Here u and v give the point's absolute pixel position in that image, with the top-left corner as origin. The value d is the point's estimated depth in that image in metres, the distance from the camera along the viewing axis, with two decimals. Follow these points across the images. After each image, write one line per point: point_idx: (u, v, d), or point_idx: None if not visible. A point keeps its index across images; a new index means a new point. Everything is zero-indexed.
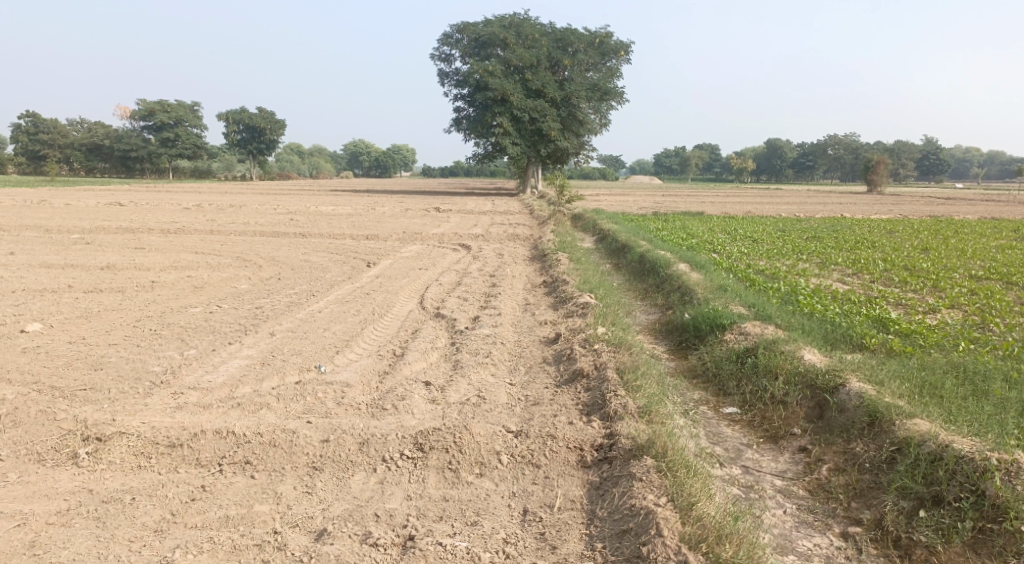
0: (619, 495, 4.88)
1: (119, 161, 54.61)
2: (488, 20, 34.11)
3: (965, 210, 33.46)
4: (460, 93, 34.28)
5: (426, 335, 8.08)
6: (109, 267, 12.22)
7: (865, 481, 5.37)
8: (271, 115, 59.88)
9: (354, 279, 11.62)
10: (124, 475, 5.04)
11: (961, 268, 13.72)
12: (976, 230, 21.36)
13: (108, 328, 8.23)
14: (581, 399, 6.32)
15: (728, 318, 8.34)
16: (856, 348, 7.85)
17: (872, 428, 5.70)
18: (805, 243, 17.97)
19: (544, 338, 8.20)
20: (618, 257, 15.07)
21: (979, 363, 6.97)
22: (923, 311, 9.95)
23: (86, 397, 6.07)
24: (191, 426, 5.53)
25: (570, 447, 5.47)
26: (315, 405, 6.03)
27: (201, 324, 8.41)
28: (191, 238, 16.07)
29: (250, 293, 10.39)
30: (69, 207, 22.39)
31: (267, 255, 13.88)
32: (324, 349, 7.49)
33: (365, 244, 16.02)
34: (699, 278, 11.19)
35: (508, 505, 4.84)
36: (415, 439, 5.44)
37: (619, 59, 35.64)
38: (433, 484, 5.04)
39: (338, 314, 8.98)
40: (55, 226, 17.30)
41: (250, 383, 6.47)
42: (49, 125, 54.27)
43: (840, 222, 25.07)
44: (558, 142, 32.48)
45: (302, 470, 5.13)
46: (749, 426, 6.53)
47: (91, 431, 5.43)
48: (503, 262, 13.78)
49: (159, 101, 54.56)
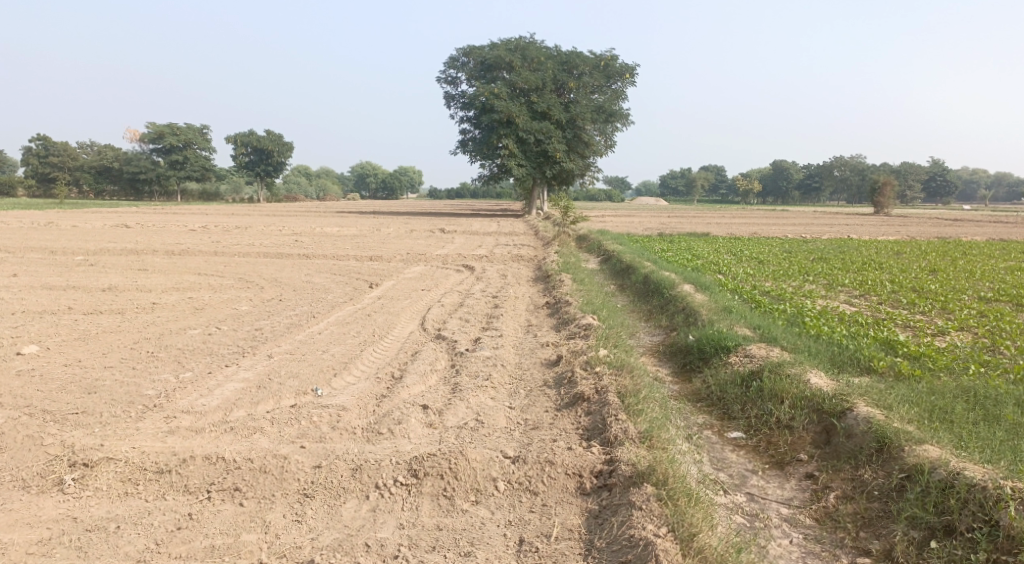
0: (619, 525, 4.72)
1: (128, 184, 54.99)
2: (494, 43, 34.34)
3: (974, 232, 33.27)
4: (466, 115, 34.40)
5: (426, 358, 7.96)
6: (111, 289, 12.17)
7: (874, 510, 5.20)
8: (279, 138, 60.26)
9: (356, 300, 11.53)
10: (110, 502, 4.92)
11: (969, 290, 13.55)
12: (984, 252, 21.20)
13: (105, 350, 8.14)
14: (581, 424, 6.17)
15: (733, 340, 8.20)
16: (864, 371, 7.70)
17: (880, 454, 5.53)
18: (812, 264, 17.82)
19: (545, 360, 8.07)
20: (623, 278, 14.96)
21: (990, 387, 6.80)
22: (931, 333, 9.78)
23: (77, 421, 5.96)
24: (181, 451, 5.41)
25: (569, 473, 5.32)
26: (309, 430, 5.91)
27: (199, 346, 8.32)
28: (195, 259, 16.03)
29: (250, 314, 10.30)
30: (75, 228, 22.44)
31: (269, 276, 13.82)
32: (321, 371, 7.37)
33: (369, 265, 15.95)
34: (704, 299, 11.06)
35: (503, 534, 4.69)
36: (409, 464, 5.30)
37: (624, 82, 35.85)
38: (427, 512, 4.90)
39: (338, 336, 8.88)
40: (60, 248, 17.30)
41: (245, 406, 6.35)
42: (60, 148, 54.73)
43: (847, 243, 24.97)
44: (564, 164, 32.50)
45: (293, 498, 5.00)
46: (754, 451, 6.37)
47: (78, 456, 5.32)
48: (506, 284, 13.67)
49: (168, 124, 55.00)
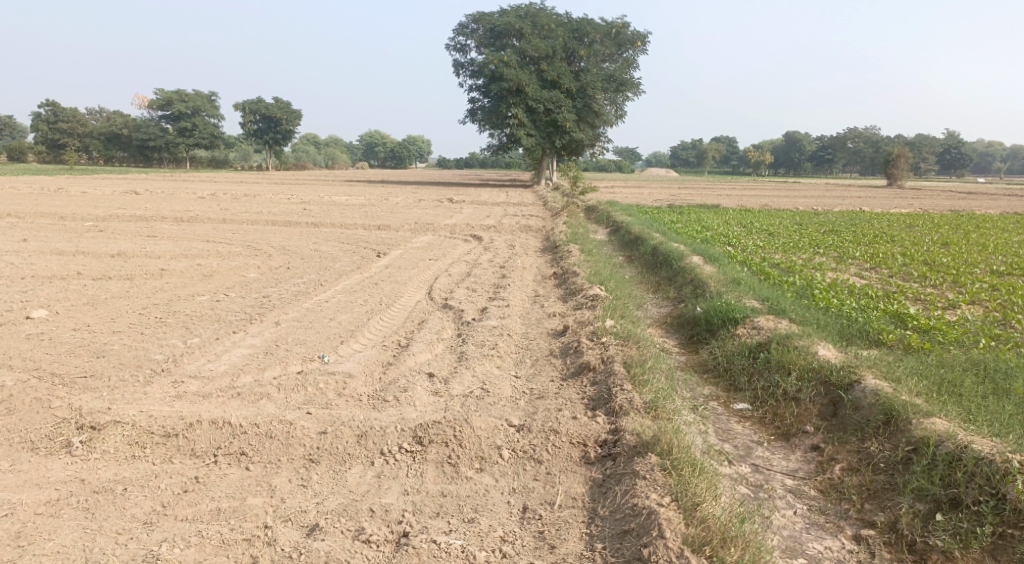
0: (623, 494, 4.72)
1: (138, 150, 54.90)
2: (504, 10, 33.82)
3: (987, 205, 32.95)
4: (475, 83, 34.06)
5: (432, 326, 7.95)
6: (120, 255, 12.19)
7: (879, 482, 5.18)
8: (288, 106, 59.89)
9: (363, 269, 11.51)
10: (118, 465, 4.96)
11: (982, 264, 13.40)
12: (998, 225, 20.97)
13: (113, 315, 8.17)
14: (587, 394, 6.16)
15: (740, 312, 8.15)
16: (872, 344, 7.66)
17: (887, 427, 5.51)
18: (823, 237, 17.65)
19: (552, 330, 8.05)
20: (631, 249, 14.89)
21: (1001, 361, 6.75)
22: (942, 307, 9.71)
23: (86, 385, 5.99)
24: (189, 415, 5.44)
25: (573, 442, 5.32)
26: (316, 396, 5.93)
27: (207, 312, 8.34)
28: (204, 227, 16.03)
29: (258, 282, 10.30)
30: (84, 195, 22.44)
31: (277, 244, 13.81)
32: (328, 339, 7.38)
33: (377, 234, 15.90)
34: (713, 271, 10.98)
35: (507, 502, 4.70)
36: (415, 432, 5.31)
37: (635, 50, 35.37)
38: (431, 478, 4.91)
39: (345, 304, 8.88)
40: (70, 214, 17.30)
41: (252, 372, 6.37)
42: (70, 114, 54.56)
43: (859, 216, 24.71)
44: (573, 133, 32.20)
45: (298, 463, 5.03)
46: (760, 423, 6.36)
47: (86, 419, 5.35)
48: (514, 254, 13.60)
49: (177, 91, 54.78)
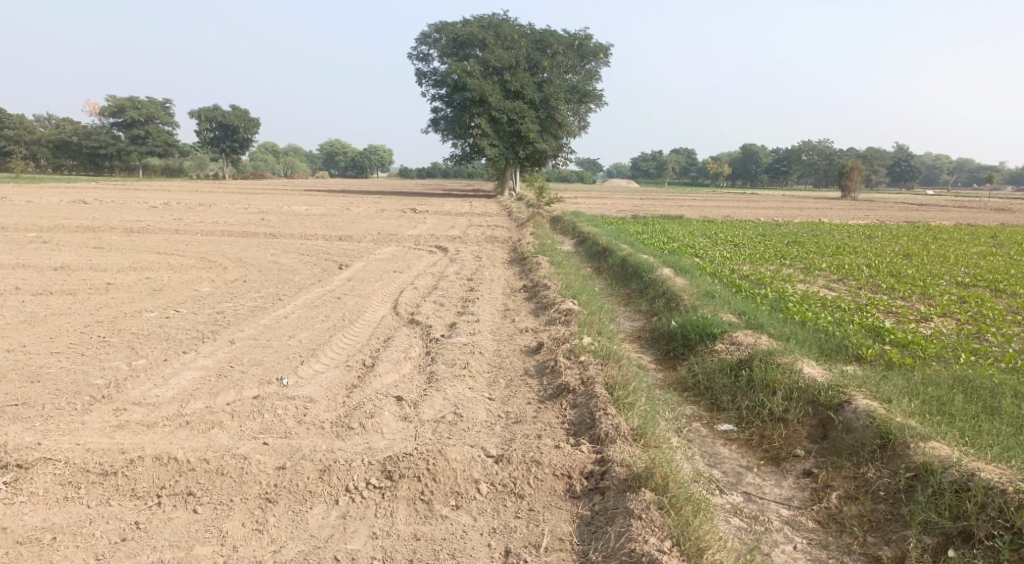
0: (616, 536, 4.33)
1: (88, 158, 53.15)
2: (466, 20, 33.50)
3: (939, 216, 33.64)
4: (438, 93, 33.57)
5: (399, 344, 7.47)
6: (63, 268, 11.44)
7: (880, 512, 4.90)
8: (246, 113, 58.76)
9: (325, 282, 10.98)
10: (46, 509, 4.42)
11: (946, 275, 13.42)
12: (955, 236, 21.27)
13: (53, 334, 7.53)
14: (567, 418, 5.77)
15: (718, 327, 7.85)
16: (853, 360, 7.43)
17: (884, 452, 5.23)
18: (788, 248, 17.58)
19: (525, 347, 7.64)
20: (600, 261, 14.60)
21: (985, 377, 6.56)
22: (915, 319, 9.58)
23: (16, 414, 5.40)
24: (130, 450, 4.90)
25: (557, 474, 4.92)
26: (273, 424, 5.42)
27: (155, 330, 7.74)
28: (155, 238, 15.26)
29: (212, 296, 9.69)
30: (31, 203, 21.42)
31: (233, 256, 13.17)
32: (288, 358, 6.86)
33: (338, 245, 15.34)
34: (685, 283, 10.69)
35: (487, 544, 4.29)
36: (383, 465, 4.85)
37: (598, 62, 35.35)
38: (402, 519, 4.48)
39: (305, 320, 8.35)
40: (12, 224, 16.37)
41: (202, 398, 5.83)
42: (15, 121, 51.76)
43: (820, 227, 24.83)
44: (537, 144, 31.97)
45: (253, 503, 4.53)
46: (747, 445, 6.02)
47: (12, 457, 4.79)
48: (481, 265, 13.19)
49: (129, 98, 53.36)
